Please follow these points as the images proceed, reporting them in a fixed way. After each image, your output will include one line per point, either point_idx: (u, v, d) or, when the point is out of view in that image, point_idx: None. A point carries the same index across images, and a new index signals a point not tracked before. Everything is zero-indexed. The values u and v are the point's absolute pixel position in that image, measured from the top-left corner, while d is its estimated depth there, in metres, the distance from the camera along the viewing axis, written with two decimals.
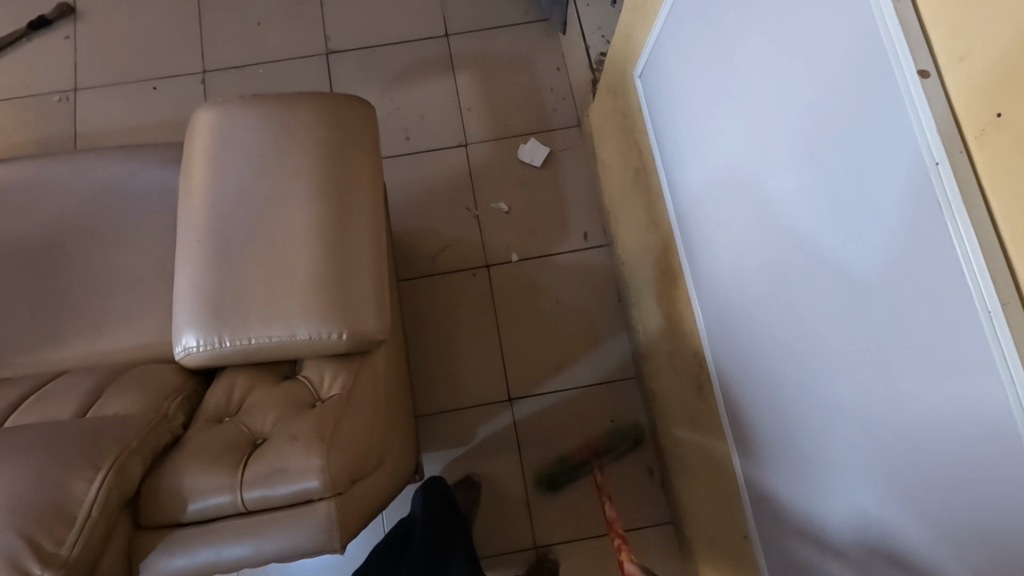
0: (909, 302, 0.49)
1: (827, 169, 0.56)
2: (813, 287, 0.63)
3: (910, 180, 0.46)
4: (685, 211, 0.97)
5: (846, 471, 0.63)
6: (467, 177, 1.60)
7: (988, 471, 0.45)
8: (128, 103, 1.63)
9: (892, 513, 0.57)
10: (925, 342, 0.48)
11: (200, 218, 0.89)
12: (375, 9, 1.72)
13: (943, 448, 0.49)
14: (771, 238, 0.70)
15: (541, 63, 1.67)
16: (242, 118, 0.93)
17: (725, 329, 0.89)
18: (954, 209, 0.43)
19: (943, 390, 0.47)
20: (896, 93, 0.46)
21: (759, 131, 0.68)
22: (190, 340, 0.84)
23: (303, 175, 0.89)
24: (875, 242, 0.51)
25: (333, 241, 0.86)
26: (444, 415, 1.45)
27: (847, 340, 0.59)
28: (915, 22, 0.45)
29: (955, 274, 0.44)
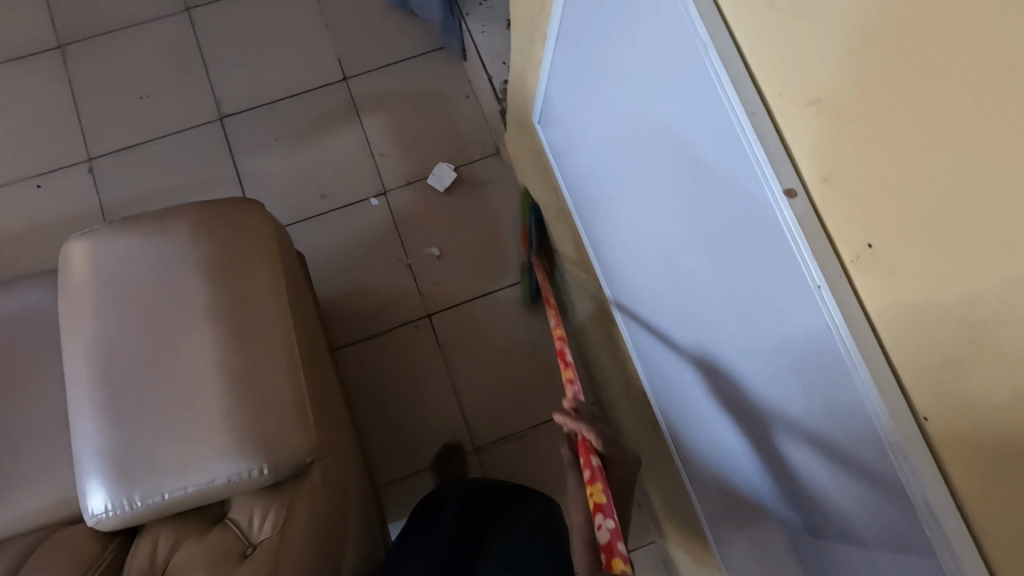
0: (762, 266, 0.58)
1: (689, 170, 0.65)
2: (700, 277, 0.71)
3: (783, 250, 0.53)
4: (610, 258, 1.00)
5: (760, 438, 0.71)
6: (392, 225, 1.54)
7: (883, 490, 0.52)
8: (14, 207, 1.50)
9: (824, 529, 0.64)
10: (800, 346, 0.57)
11: (88, 365, 0.81)
12: (264, 62, 1.61)
13: (807, 382, 0.58)
14: (682, 289, 0.77)
15: (448, 93, 1.60)
16: (118, 245, 0.85)
17: (656, 368, 0.95)
18: (828, 302, 0.50)
19: (818, 384, 0.56)
20: (762, 190, 0.53)
21: (659, 196, 0.75)
22: (98, 505, 0.77)
23: (193, 299, 0.82)
24: (764, 290, 0.59)
25: (243, 369, 0.80)
26: (411, 479, 1.40)
27: (732, 316, 0.67)
28: (780, 152, 0.51)
29: (830, 330, 0.51)
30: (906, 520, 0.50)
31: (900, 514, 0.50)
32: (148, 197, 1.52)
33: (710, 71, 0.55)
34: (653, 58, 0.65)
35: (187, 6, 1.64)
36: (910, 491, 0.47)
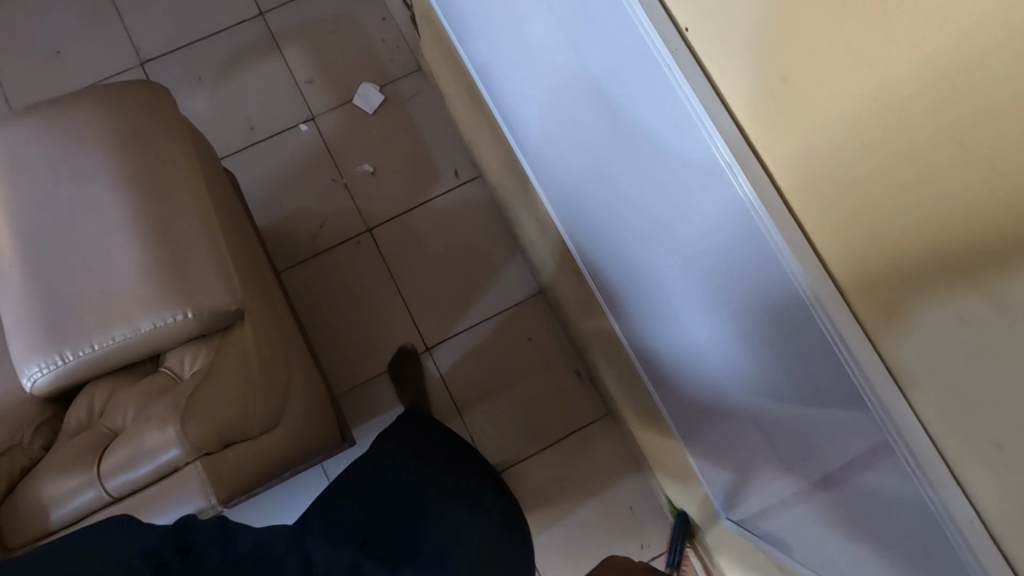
0: (686, 186, 0.67)
1: (617, 113, 0.73)
2: (632, 214, 0.80)
3: (679, 121, 0.62)
4: (546, 177, 1.07)
5: (700, 337, 0.79)
6: (324, 149, 1.57)
7: (781, 315, 0.61)
8: None
9: (750, 381, 0.73)
10: (701, 209, 0.66)
11: (8, 244, 0.83)
12: (177, 4, 1.63)
13: (732, 284, 0.67)
14: (604, 191, 0.85)
15: (364, 18, 1.65)
16: (25, 130, 0.87)
17: (600, 273, 1.02)
18: (720, 150, 0.59)
19: (721, 237, 0.65)
20: (657, 64, 0.62)
21: (575, 107, 0.82)
22: (32, 368, 0.79)
23: (105, 169, 0.85)
24: (667, 165, 0.68)
25: (159, 224, 0.84)
26: (368, 384, 1.45)
27: (664, 242, 0.76)
28: (673, 32, 0.62)
29: (722, 178, 0.61)
30: (802, 337, 0.59)
31: (798, 333, 0.60)
32: None
33: (631, 13, 0.62)
34: (572, 14, 0.72)
35: None
36: (805, 302, 0.57)
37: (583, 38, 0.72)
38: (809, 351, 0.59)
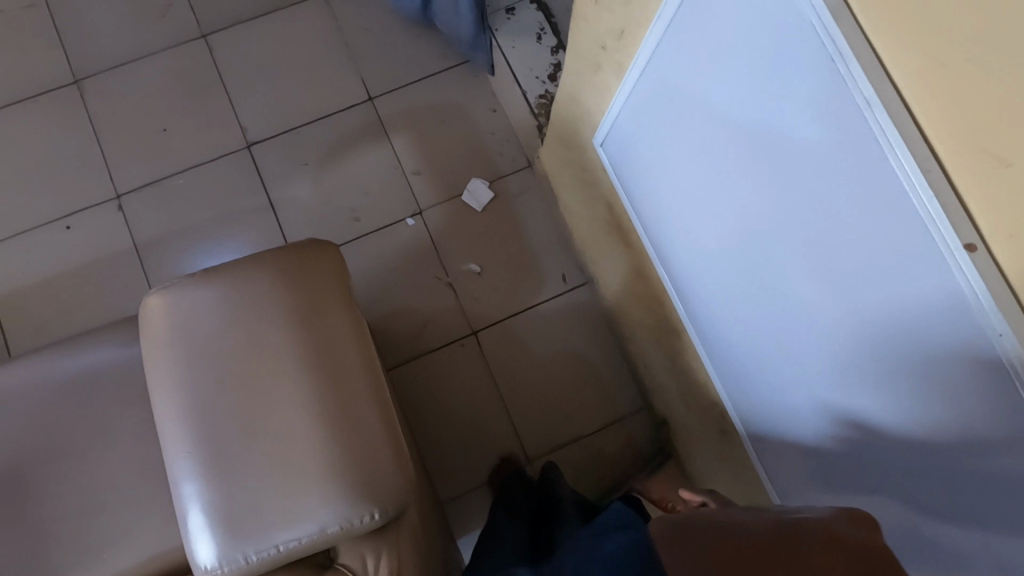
0: (869, 258, 0.55)
1: (786, 181, 0.61)
2: (774, 269, 0.70)
3: (872, 170, 0.50)
4: (646, 208, 0.95)
5: (853, 409, 0.68)
6: (429, 244, 1.53)
7: (996, 412, 0.50)
8: (44, 250, 1.48)
9: (912, 470, 0.62)
10: (887, 273, 0.54)
11: (184, 420, 0.81)
12: (284, 87, 1.59)
13: (908, 397, 0.59)
14: (738, 231, 0.73)
15: (473, 108, 1.58)
16: (201, 296, 0.85)
17: (710, 317, 0.90)
18: (939, 224, 0.47)
19: (913, 308, 0.54)
20: (853, 108, 0.50)
21: (714, 138, 0.70)
22: (212, 561, 0.77)
23: (287, 350, 0.82)
24: (840, 218, 0.56)
25: (339, 414, 0.81)
26: (467, 496, 1.41)
27: (824, 313, 0.65)
28: (896, 96, 0.47)
29: (931, 248, 0.49)
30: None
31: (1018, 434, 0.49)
32: (182, 234, 1.50)
33: (868, 118, 0.49)
34: (755, 59, 0.58)
35: (203, 32, 1.61)
36: None
37: (763, 95, 0.59)
38: None
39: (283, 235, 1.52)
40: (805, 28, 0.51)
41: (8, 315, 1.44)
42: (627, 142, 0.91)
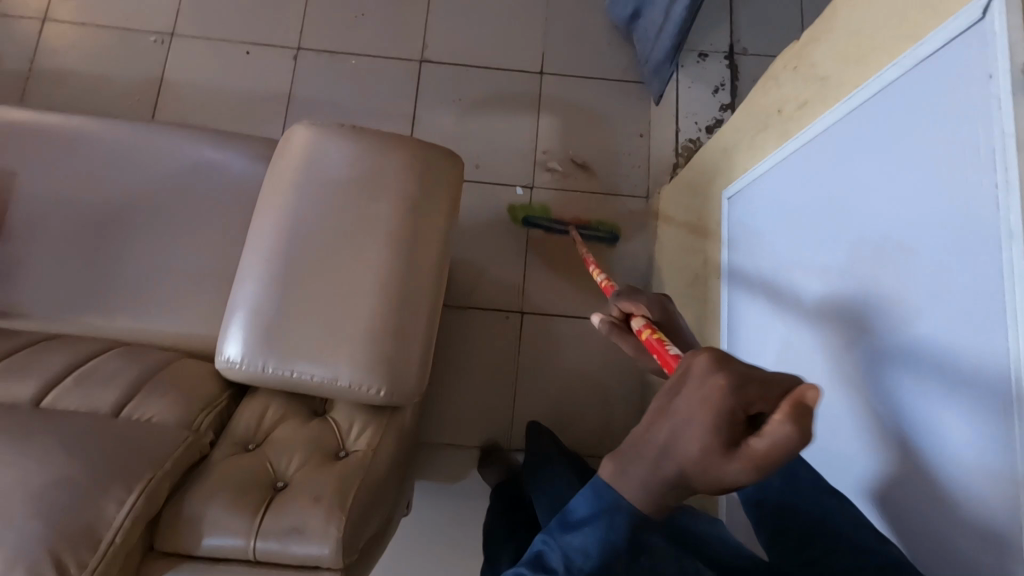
0: (934, 251, 0.55)
1: (894, 166, 0.61)
2: (840, 255, 0.70)
3: (978, 172, 0.50)
4: (749, 215, 0.96)
5: (851, 406, 0.67)
6: (525, 219, 1.60)
7: (981, 423, 0.49)
8: (220, 61, 1.65)
9: (886, 470, 0.61)
10: (945, 270, 0.53)
11: (276, 231, 0.91)
12: (476, 27, 1.70)
13: (933, 503, 0.55)
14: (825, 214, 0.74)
15: (624, 124, 1.64)
16: (342, 146, 0.95)
17: (758, 307, 0.92)
18: (1015, 250, 0.45)
19: (950, 308, 0.52)
20: (987, 127, 0.48)
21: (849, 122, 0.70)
22: (236, 355, 0.85)
23: (384, 222, 0.90)
24: (925, 211, 0.56)
25: (398, 295, 0.88)
26: (442, 447, 1.46)
27: (866, 305, 0.65)
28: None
29: (996, 254, 0.47)
30: (998, 464, 0.47)
31: (993, 445, 0.48)
32: (331, 104, 1.64)
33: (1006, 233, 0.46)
34: (923, 45, 0.58)
35: None
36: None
37: (916, 81, 0.59)
38: (1000, 486, 0.47)
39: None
40: (978, 31, 0.51)
41: (168, 100, 1.62)
42: (766, 145, 0.91)
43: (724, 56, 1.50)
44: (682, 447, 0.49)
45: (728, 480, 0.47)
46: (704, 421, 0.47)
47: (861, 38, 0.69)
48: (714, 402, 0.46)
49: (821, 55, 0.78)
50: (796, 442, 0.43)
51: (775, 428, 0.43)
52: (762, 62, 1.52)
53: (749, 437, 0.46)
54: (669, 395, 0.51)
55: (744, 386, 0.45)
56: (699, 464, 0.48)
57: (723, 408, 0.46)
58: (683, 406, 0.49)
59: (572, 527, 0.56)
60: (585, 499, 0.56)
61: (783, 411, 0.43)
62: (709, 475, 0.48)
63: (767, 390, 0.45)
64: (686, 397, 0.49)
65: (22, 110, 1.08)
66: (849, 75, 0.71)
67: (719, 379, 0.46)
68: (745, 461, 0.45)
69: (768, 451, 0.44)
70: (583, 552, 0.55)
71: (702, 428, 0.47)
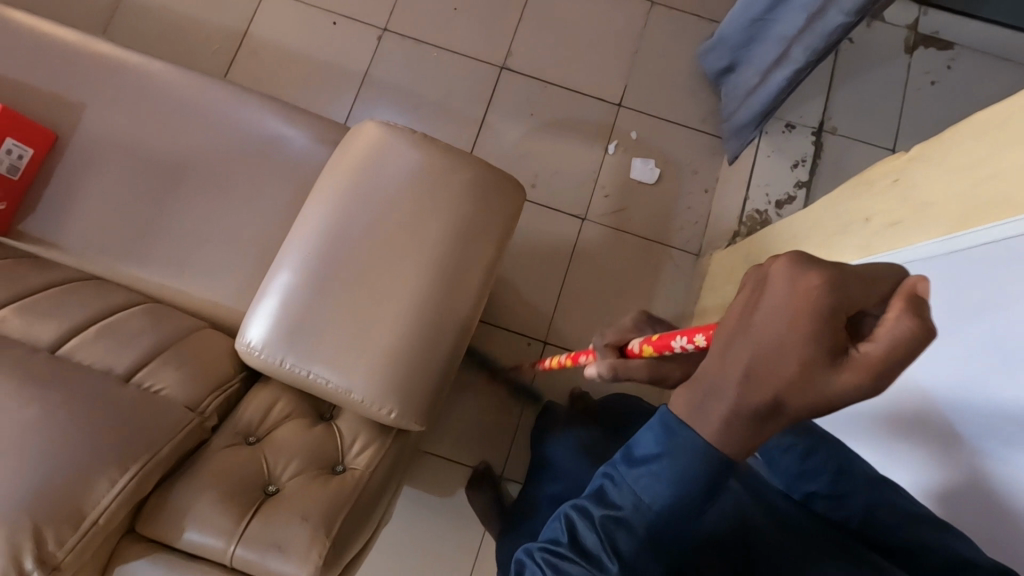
0: None
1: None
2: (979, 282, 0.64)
3: None
4: None
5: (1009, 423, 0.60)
6: (570, 249, 1.56)
7: None
8: (306, 27, 1.65)
9: None
10: None
11: (326, 225, 0.89)
12: (564, 47, 1.67)
13: None
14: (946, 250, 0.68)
15: (690, 175, 1.59)
16: (409, 152, 0.93)
17: None
18: None
19: None
20: None
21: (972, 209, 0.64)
22: (258, 343, 0.84)
23: (433, 241, 0.88)
24: None
25: (430, 319, 0.85)
26: (436, 457, 1.44)
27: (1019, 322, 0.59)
28: None
29: None
30: None
31: None
32: (404, 93, 1.63)
33: None
34: None
35: None
36: None
37: None
38: None
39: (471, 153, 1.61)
40: None
41: (246, 56, 1.63)
42: (844, 251, 0.86)
43: (812, 131, 1.45)
44: (774, 361, 0.42)
45: (829, 397, 0.40)
46: (796, 328, 0.40)
47: (981, 173, 0.64)
48: (803, 310, 0.40)
49: (928, 178, 0.72)
50: (922, 337, 0.36)
51: (886, 326, 0.37)
52: (849, 146, 1.47)
53: (858, 346, 0.38)
54: (744, 312, 0.44)
55: (845, 286, 0.39)
56: (788, 381, 0.41)
57: (822, 312, 0.39)
58: (772, 321, 0.41)
59: (638, 462, 0.53)
60: (652, 434, 0.51)
61: (899, 308, 0.36)
62: (805, 396, 0.41)
63: (870, 287, 0.38)
64: (773, 310, 0.41)
65: (106, 45, 1.08)
66: (957, 209, 0.66)
67: (818, 275, 0.39)
68: (856, 372, 0.38)
69: (881, 357, 0.37)
70: (648, 490, 0.52)
71: (797, 338, 0.40)
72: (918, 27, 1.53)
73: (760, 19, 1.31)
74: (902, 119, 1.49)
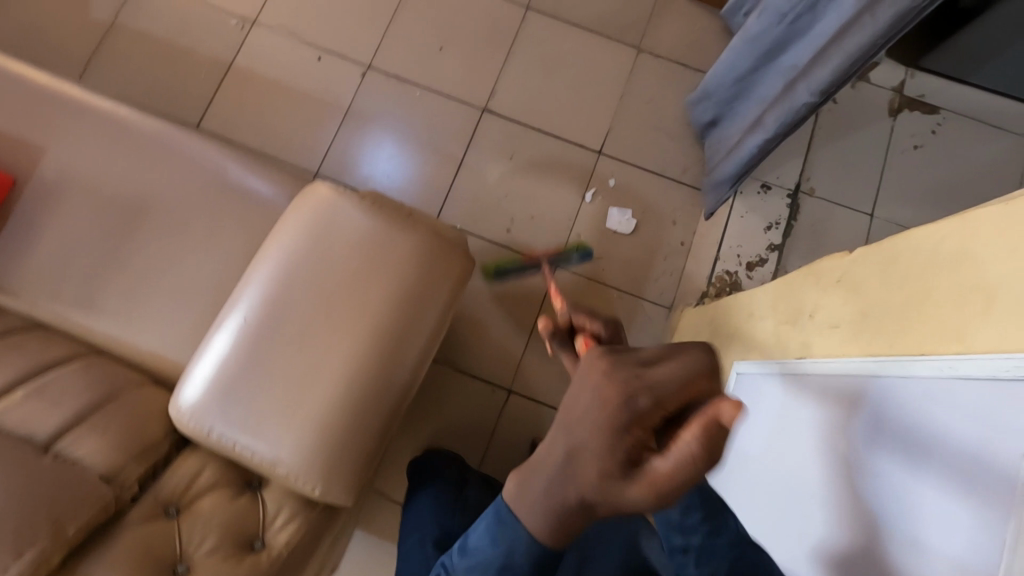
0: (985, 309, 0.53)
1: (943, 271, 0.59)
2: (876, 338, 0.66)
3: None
4: (757, 394, 0.91)
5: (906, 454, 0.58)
6: (541, 296, 1.55)
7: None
8: (291, 61, 1.65)
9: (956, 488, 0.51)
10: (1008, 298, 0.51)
11: (265, 290, 0.88)
12: (549, 90, 1.66)
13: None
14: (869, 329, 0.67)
15: (669, 228, 1.56)
16: (356, 217, 0.92)
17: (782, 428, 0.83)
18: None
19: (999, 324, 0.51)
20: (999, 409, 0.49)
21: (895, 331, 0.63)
22: (190, 411, 0.84)
23: (373, 312, 0.87)
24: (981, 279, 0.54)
25: (363, 394, 0.84)
26: (393, 503, 1.43)
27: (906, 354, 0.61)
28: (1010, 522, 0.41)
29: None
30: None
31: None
32: (384, 130, 1.63)
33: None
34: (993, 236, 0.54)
35: (530, 5, 1.71)
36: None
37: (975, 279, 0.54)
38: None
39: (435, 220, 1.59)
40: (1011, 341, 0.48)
41: (229, 87, 1.63)
42: (788, 346, 0.84)
43: (788, 194, 1.47)
44: (584, 464, 0.49)
45: (634, 505, 0.48)
46: (598, 441, 0.48)
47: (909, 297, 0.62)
48: (604, 421, 0.48)
49: (867, 286, 0.70)
50: (699, 459, 0.45)
51: (677, 445, 0.45)
52: (826, 209, 1.46)
53: (653, 460, 0.47)
54: (566, 415, 0.51)
55: (635, 403, 0.48)
56: (592, 486, 0.48)
57: (618, 428, 0.47)
58: (581, 422, 0.49)
59: (467, 551, 0.59)
60: (487, 528, 0.57)
61: (690, 432, 0.44)
62: (611, 504, 0.48)
63: (657, 407, 0.48)
64: (581, 411, 0.49)
65: (73, 88, 1.08)
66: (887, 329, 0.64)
67: (615, 394, 0.48)
68: (646, 485, 0.46)
69: (666, 472, 0.46)
70: (470, 573, 0.59)
71: (603, 450, 0.48)
72: (904, 90, 1.51)
73: (745, 80, 1.31)
74: (881, 183, 1.46)
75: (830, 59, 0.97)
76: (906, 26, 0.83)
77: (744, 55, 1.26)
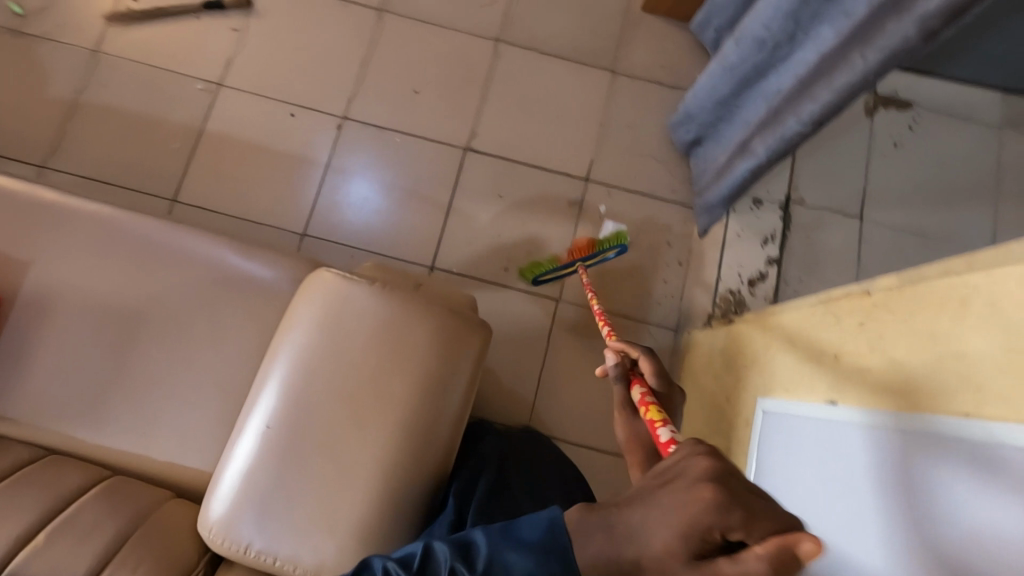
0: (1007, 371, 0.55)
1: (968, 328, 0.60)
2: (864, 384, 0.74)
3: None
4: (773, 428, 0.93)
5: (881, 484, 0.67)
6: (546, 332, 1.54)
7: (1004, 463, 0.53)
8: (263, 120, 1.61)
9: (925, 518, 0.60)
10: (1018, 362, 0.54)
11: (282, 393, 0.86)
12: (528, 122, 1.65)
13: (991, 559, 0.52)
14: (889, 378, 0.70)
15: (665, 249, 1.58)
16: (366, 303, 0.89)
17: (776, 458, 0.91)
18: None
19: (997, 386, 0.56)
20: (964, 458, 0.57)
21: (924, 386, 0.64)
22: (221, 531, 0.81)
23: (396, 402, 0.85)
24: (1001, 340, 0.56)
25: (397, 489, 0.83)
26: None
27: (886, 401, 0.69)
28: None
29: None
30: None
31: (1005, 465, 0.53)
32: (368, 181, 1.60)
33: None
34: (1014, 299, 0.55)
35: (500, 37, 1.69)
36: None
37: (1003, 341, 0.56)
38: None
39: (432, 266, 1.57)
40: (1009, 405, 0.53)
41: (203, 154, 1.58)
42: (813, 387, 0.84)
43: None
44: (649, 535, 0.45)
45: None
46: (679, 521, 0.44)
47: (937, 352, 0.63)
48: (692, 510, 0.43)
49: (893, 334, 0.71)
50: None
51: (752, 563, 0.40)
52: None
53: (721, 562, 0.42)
54: (654, 485, 0.47)
55: (730, 507, 0.43)
56: (653, 561, 0.44)
57: (702, 524, 0.43)
58: (664, 502, 0.45)
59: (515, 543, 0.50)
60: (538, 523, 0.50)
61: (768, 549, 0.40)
62: None
63: (750, 520, 0.42)
64: (670, 495, 0.45)
65: (49, 191, 1.04)
66: (920, 382, 0.65)
67: (709, 491, 0.43)
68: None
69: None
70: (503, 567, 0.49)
71: (671, 532, 0.44)
72: None
73: (725, 103, 1.32)
74: (866, 185, 1.49)
75: (821, 93, 0.98)
76: (897, 63, 0.85)
77: (722, 79, 1.27)
